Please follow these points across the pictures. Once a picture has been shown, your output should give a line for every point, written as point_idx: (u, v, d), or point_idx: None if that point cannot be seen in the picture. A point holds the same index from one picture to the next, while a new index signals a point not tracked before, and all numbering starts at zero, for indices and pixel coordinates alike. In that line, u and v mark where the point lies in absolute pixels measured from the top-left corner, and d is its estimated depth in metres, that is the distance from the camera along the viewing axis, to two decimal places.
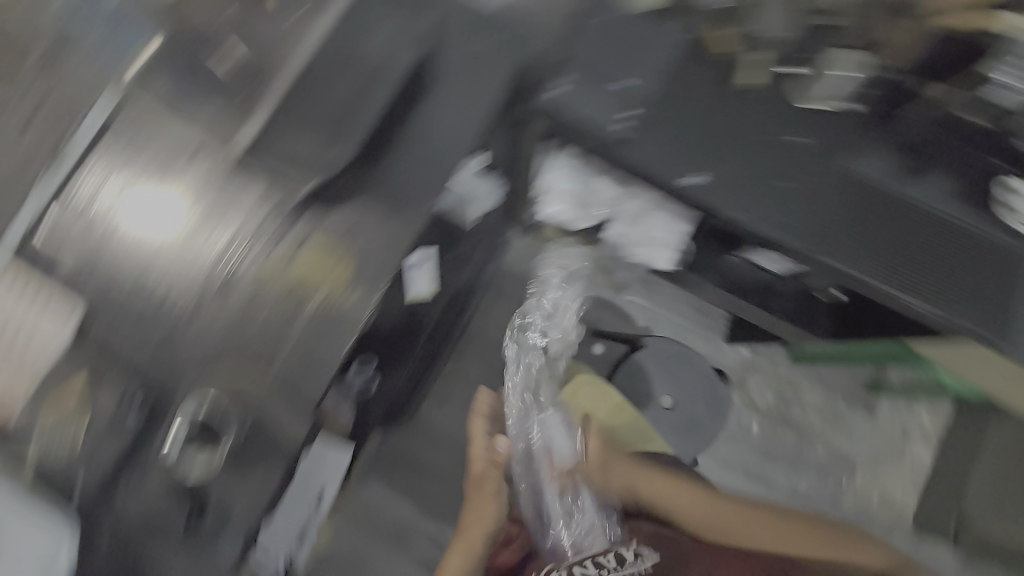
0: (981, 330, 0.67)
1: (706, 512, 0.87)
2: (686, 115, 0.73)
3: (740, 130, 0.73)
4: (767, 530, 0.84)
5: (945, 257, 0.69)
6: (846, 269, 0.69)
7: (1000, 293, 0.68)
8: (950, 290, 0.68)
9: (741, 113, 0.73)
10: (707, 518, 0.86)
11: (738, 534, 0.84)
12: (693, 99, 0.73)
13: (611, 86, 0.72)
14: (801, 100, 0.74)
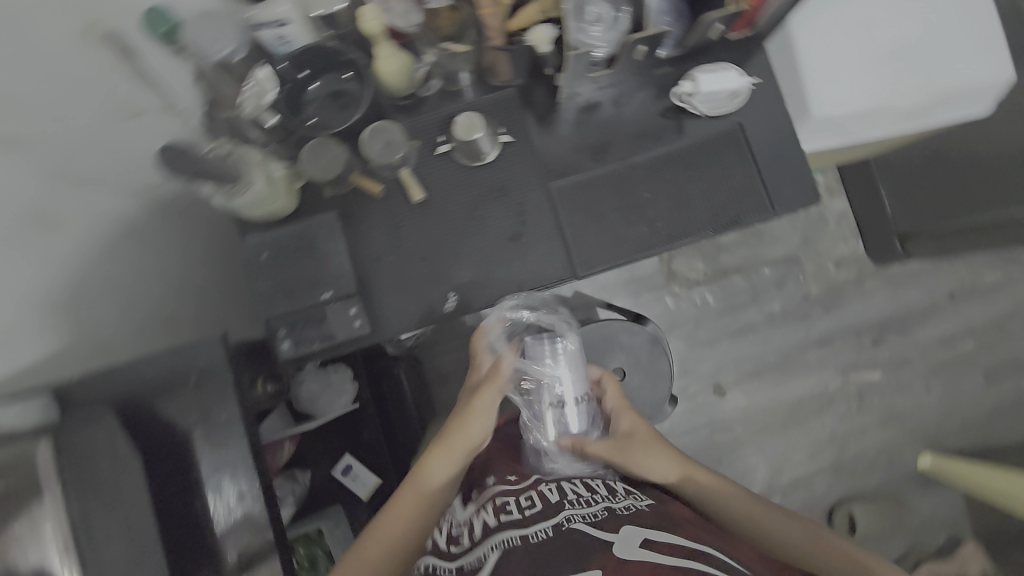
0: (761, 207, 0.71)
1: (710, 483, 0.70)
2: (401, 252, 0.71)
3: (460, 225, 0.71)
4: (788, 520, 0.66)
5: (694, 176, 0.72)
6: (565, 198, 0.72)
7: (752, 171, 0.71)
8: (717, 201, 0.72)
9: (445, 208, 0.71)
10: (711, 489, 0.69)
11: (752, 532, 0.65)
12: (392, 233, 0.70)
13: (322, 295, 0.68)
14: (482, 159, 0.71)
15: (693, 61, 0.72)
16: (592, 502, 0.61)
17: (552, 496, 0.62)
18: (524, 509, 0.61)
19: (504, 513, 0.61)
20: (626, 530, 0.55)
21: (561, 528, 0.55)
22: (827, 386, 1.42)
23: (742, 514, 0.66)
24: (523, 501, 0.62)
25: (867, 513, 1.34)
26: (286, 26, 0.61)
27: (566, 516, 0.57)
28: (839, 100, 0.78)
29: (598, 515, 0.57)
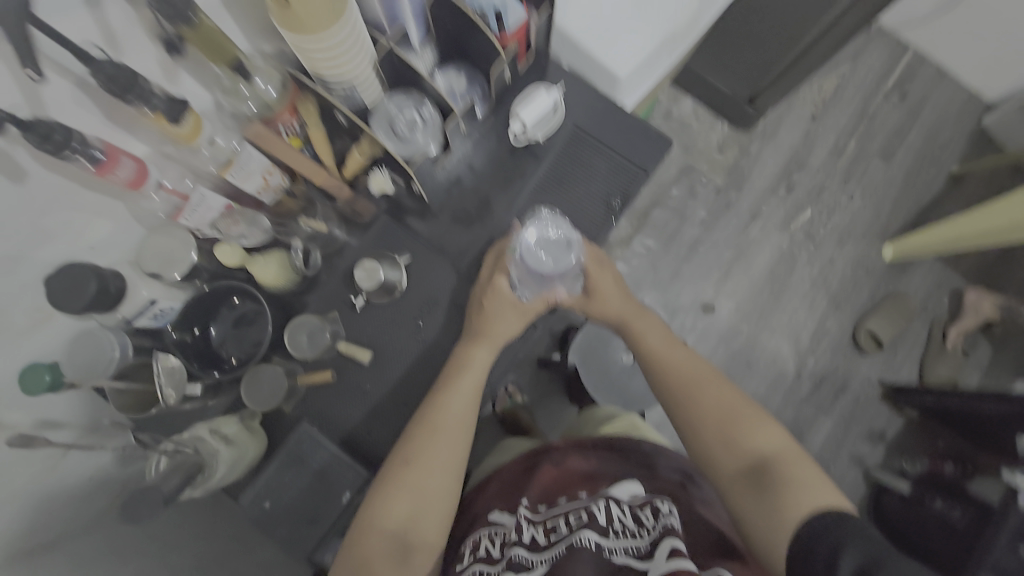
0: (635, 175, 0.78)
1: (655, 344, 0.69)
2: (383, 413, 0.70)
3: (417, 353, 0.72)
4: (726, 388, 0.63)
5: (571, 184, 0.77)
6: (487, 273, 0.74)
7: (609, 153, 0.78)
8: (601, 193, 0.78)
9: (395, 348, 0.71)
10: (655, 349, 0.69)
11: (674, 392, 0.65)
12: (365, 405, 0.70)
13: (344, 498, 0.65)
14: (398, 291, 0.72)
15: (507, 100, 0.75)
16: (640, 534, 0.50)
17: (600, 516, 0.52)
18: (571, 525, 0.52)
19: (549, 530, 0.53)
20: (666, 544, 0.47)
21: (601, 557, 0.48)
22: (782, 246, 1.52)
23: (675, 379, 0.65)
24: (570, 520, 0.53)
25: (881, 323, 1.44)
26: (157, 303, 0.61)
27: (611, 545, 0.49)
28: (625, 60, 0.86)
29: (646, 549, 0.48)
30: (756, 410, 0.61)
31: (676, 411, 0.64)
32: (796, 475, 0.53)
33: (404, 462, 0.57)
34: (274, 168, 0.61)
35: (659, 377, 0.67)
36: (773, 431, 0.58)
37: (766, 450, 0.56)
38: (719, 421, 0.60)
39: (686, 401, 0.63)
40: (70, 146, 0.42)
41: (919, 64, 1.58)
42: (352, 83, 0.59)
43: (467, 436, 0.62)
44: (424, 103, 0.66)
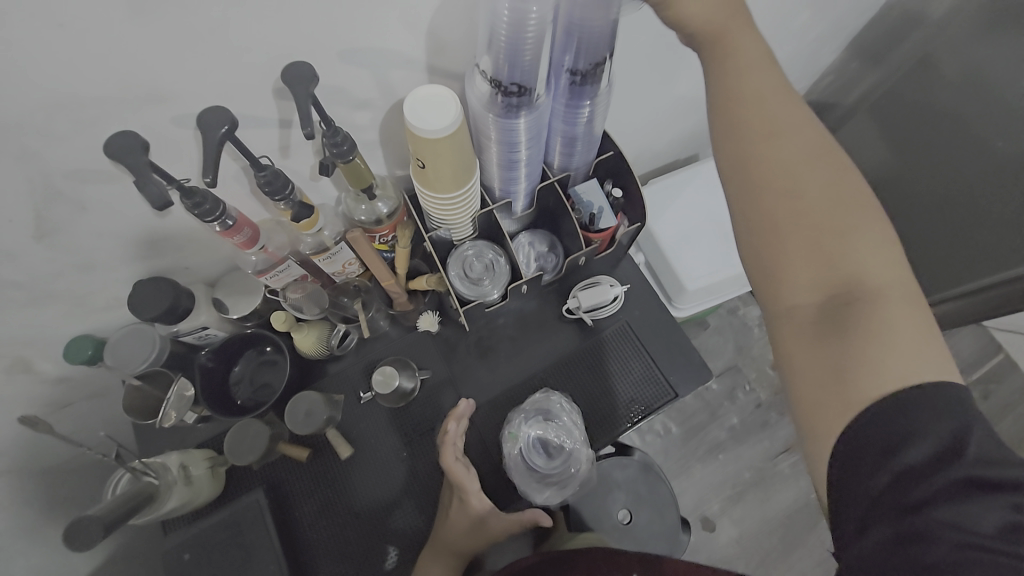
0: (663, 392, 0.78)
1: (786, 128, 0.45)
2: (331, 515, 0.69)
3: (391, 467, 0.72)
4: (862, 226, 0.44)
5: (599, 371, 0.79)
6: (494, 428, 0.75)
7: (646, 357, 0.80)
8: (626, 392, 0.78)
9: (373, 455, 0.72)
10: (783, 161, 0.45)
11: (767, 199, 0.45)
12: (324, 498, 0.69)
13: None
14: (404, 402, 0.74)
15: (575, 276, 0.82)
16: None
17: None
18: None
19: None
20: None
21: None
22: (808, 497, 1.39)
23: (795, 210, 0.44)
24: None
25: None
26: (207, 329, 0.68)
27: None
28: (696, 273, 0.93)
29: None
30: (863, 203, 0.44)
31: (782, 207, 0.44)
32: (895, 316, 0.40)
33: None
34: (355, 261, 0.70)
35: (770, 196, 0.45)
36: (890, 260, 0.42)
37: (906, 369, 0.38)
38: (829, 288, 0.42)
39: (811, 238, 0.43)
40: (214, 214, 0.51)
41: (1011, 369, 1.50)
42: (448, 227, 0.68)
43: None
44: (499, 256, 0.73)
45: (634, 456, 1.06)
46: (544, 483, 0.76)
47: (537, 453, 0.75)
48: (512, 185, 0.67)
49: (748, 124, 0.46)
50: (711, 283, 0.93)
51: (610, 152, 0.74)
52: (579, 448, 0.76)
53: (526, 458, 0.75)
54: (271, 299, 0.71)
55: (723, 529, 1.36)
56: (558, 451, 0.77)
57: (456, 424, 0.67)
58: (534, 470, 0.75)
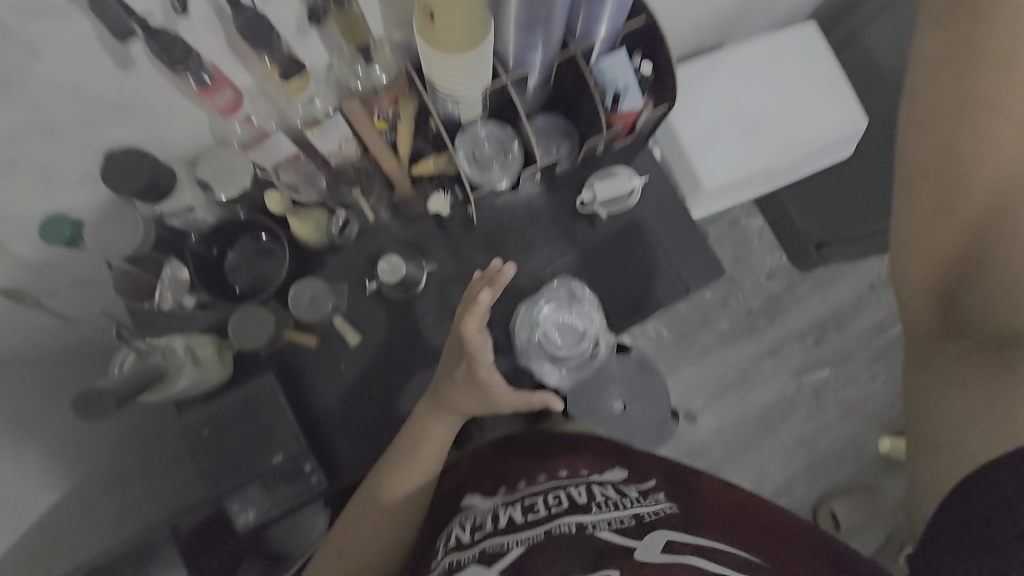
0: (674, 288, 0.77)
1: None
2: (343, 397, 0.71)
3: (400, 354, 0.72)
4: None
5: (613, 265, 0.77)
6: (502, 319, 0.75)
7: (660, 255, 0.77)
8: (637, 288, 0.77)
9: (381, 342, 0.72)
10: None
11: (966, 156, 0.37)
12: (334, 382, 0.71)
13: (275, 459, 0.66)
14: (411, 293, 0.73)
15: (590, 167, 0.76)
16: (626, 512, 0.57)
17: (581, 498, 0.59)
18: (551, 508, 0.58)
19: (530, 512, 0.58)
20: (659, 534, 0.50)
21: (585, 533, 0.51)
22: (786, 395, 1.49)
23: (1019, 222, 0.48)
24: (552, 502, 0.59)
25: (844, 508, 1.42)
26: (196, 211, 0.63)
27: (593, 521, 0.53)
28: (718, 170, 0.86)
29: (625, 523, 0.53)
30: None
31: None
32: None
33: (378, 479, 0.61)
34: (353, 139, 0.62)
35: (1017, 205, 0.48)
36: None
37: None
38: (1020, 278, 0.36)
39: (997, 245, 0.48)
40: (183, 61, 0.44)
41: None
42: (456, 101, 0.61)
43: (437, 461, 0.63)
44: (511, 139, 0.67)
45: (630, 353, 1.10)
46: (559, 365, 0.76)
47: (555, 336, 0.74)
48: (529, 51, 0.59)
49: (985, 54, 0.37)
50: (732, 183, 0.87)
51: (641, 19, 0.64)
52: (596, 330, 0.75)
53: (543, 340, 0.74)
54: (262, 179, 0.65)
55: (704, 421, 1.47)
56: (578, 336, 0.76)
57: (489, 291, 0.50)
58: (551, 354, 0.75)
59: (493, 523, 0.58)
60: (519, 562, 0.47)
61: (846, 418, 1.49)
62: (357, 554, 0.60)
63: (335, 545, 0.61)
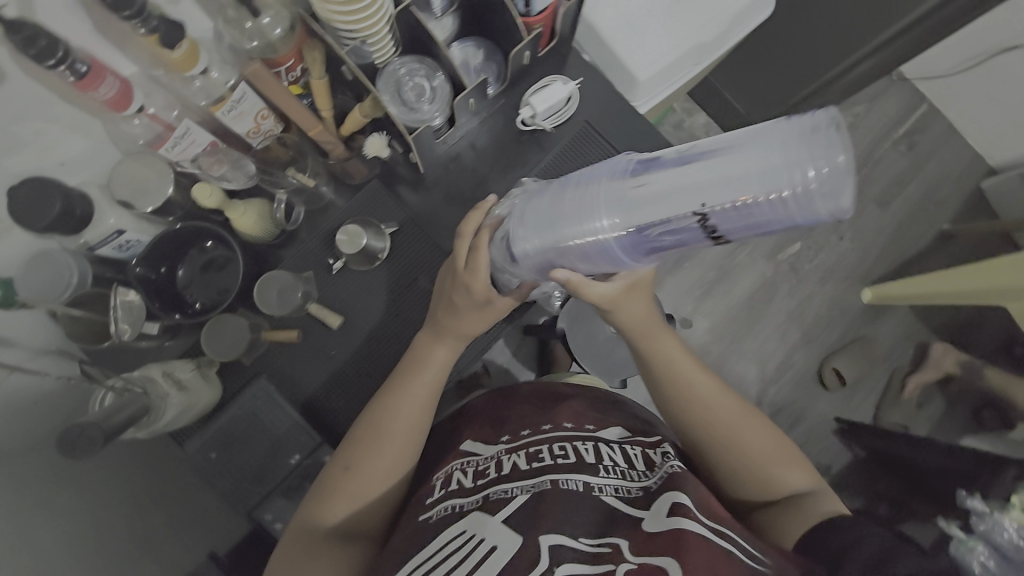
0: None
1: (672, 354, 0.55)
2: (341, 382, 0.69)
3: (387, 324, 0.70)
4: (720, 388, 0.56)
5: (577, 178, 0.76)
6: None
7: (616, 156, 0.77)
8: None
9: (362, 320, 0.70)
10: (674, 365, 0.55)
11: (741, 464, 0.53)
12: (327, 370, 0.69)
13: (293, 460, 0.64)
14: (379, 259, 0.70)
15: (522, 85, 0.73)
16: (632, 476, 0.50)
17: (590, 456, 0.52)
18: (558, 458, 0.51)
19: (537, 460, 0.51)
20: (669, 501, 0.44)
21: (592, 496, 0.47)
22: (768, 275, 1.54)
23: (702, 416, 0.54)
24: (557, 452, 0.51)
25: (846, 363, 1.50)
26: (125, 233, 0.58)
27: (600, 483, 0.48)
28: (646, 59, 0.83)
29: (634, 494, 0.48)
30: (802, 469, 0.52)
31: (713, 467, 0.54)
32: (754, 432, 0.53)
33: (376, 437, 0.54)
34: (269, 112, 0.59)
35: (687, 412, 0.54)
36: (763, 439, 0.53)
37: (800, 488, 0.51)
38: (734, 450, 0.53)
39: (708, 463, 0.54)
40: (55, 55, 0.40)
41: (932, 117, 1.59)
42: (366, 38, 0.57)
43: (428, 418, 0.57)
44: (435, 72, 0.64)
45: None
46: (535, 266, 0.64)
47: None
48: None
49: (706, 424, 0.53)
50: (664, 69, 0.85)
51: None
52: None
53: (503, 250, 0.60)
54: (188, 180, 0.60)
55: (700, 321, 1.51)
56: None
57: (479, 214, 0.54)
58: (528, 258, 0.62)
59: (497, 470, 0.51)
60: (527, 521, 0.43)
61: (828, 282, 1.56)
62: (345, 499, 0.53)
63: (315, 498, 0.53)
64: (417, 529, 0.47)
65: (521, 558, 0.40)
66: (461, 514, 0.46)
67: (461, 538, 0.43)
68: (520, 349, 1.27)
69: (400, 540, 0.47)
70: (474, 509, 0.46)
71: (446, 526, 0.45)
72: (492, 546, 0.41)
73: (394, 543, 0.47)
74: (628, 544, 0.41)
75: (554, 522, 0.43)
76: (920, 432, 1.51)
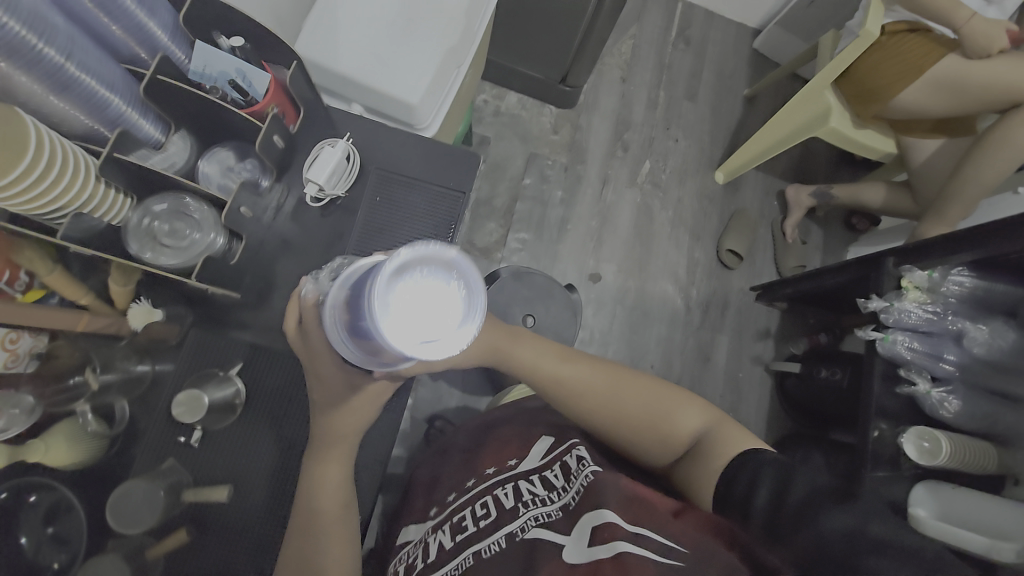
0: (456, 199, 0.77)
1: (530, 359, 0.60)
2: (266, 547, 0.61)
3: (286, 462, 0.63)
4: (588, 367, 0.61)
5: (400, 222, 0.75)
6: None
7: (425, 185, 0.77)
8: (430, 224, 0.75)
9: (258, 474, 0.63)
10: (536, 365, 0.60)
11: (644, 434, 0.58)
12: (242, 546, 0.60)
13: None
14: (239, 405, 0.63)
15: (296, 164, 0.70)
16: (551, 499, 0.52)
17: (508, 500, 0.52)
18: (480, 521, 0.51)
19: (458, 531, 0.51)
20: (588, 519, 0.45)
21: (513, 542, 0.47)
22: (637, 201, 1.63)
23: (584, 403, 0.59)
24: (479, 513, 0.52)
25: (734, 240, 1.64)
26: None
27: (521, 524, 0.49)
28: (409, 82, 0.83)
29: (555, 519, 0.49)
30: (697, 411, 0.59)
31: (614, 437, 0.59)
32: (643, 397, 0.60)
33: None
34: (18, 331, 0.51)
35: (570, 405, 0.59)
36: (655, 401, 0.60)
37: (695, 429, 0.58)
38: (633, 423, 0.58)
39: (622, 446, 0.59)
40: None
41: (690, 10, 1.78)
42: (79, 208, 0.51)
43: (345, 538, 0.56)
44: (189, 202, 0.59)
45: (500, 276, 1.16)
46: None
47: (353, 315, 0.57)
48: (103, 105, 0.52)
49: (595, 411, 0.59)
50: (432, 84, 0.85)
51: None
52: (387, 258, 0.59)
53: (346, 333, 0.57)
54: None
55: (605, 269, 1.57)
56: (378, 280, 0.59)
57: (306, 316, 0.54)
58: None
59: (423, 558, 0.51)
60: None
61: (685, 182, 1.69)
62: None
63: None
64: None
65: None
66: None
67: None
68: (464, 385, 1.24)
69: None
70: None
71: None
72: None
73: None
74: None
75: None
76: (814, 264, 1.69)
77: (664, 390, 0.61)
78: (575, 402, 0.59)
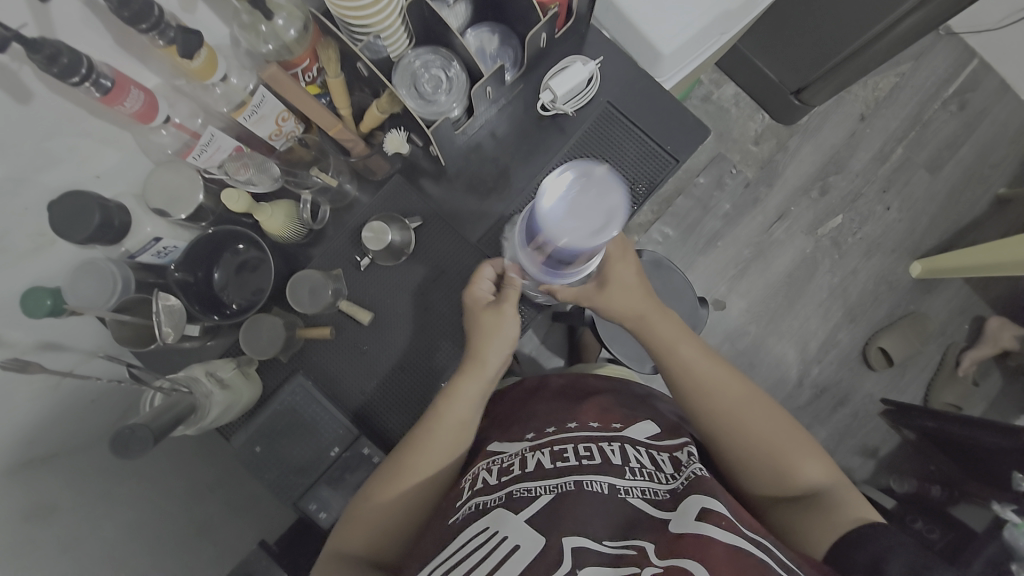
0: (664, 162, 0.76)
1: (671, 337, 0.61)
2: (378, 376, 0.70)
3: (419, 319, 0.71)
4: (721, 370, 0.60)
5: (599, 157, 0.75)
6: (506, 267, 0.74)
7: (641, 135, 0.76)
8: (624, 175, 0.76)
9: (394, 316, 0.71)
10: (676, 344, 0.61)
11: (760, 459, 0.56)
12: (363, 362, 0.70)
13: (333, 452, 0.66)
14: (405, 253, 0.71)
15: (539, 68, 0.71)
16: (659, 478, 0.54)
17: (615, 457, 0.55)
18: (583, 459, 0.55)
19: (559, 462, 0.55)
20: (694, 504, 0.48)
21: (619, 497, 0.50)
22: (803, 252, 1.46)
23: (707, 403, 0.59)
24: (581, 455, 0.55)
25: (894, 341, 1.41)
26: (162, 240, 0.61)
27: (626, 485, 0.52)
28: (672, 27, 0.78)
29: (660, 497, 0.51)
30: (825, 466, 0.56)
31: (724, 449, 0.58)
32: (770, 428, 0.57)
33: (395, 473, 0.57)
34: (289, 113, 0.59)
35: (693, 397, 0.59)
36: (781, 432, 0.57)
37: (817, 483, 0.54)
38: (753, 446, 0.56)
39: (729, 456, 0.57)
40: (79, 71, 0.42)
41: (985, 72, 1.46)
42: (380, 33, 0.57)
43: (454, 456, 0.59)
44: (452, 62, 0.62)
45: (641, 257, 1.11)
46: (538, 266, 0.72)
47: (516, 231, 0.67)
48: None
49: (717, 411, 0.58)
50: (692, 39, 0.79)
51: None
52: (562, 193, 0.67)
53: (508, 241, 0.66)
54: (216, 186, 0.62)
55: (732, 302, 1.45)
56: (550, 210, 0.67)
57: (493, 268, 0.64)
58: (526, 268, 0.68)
59: (521, 466, 0.55)
60: (547, 521, 0.47)
61: (871, 257, 1.46)
62: (369, 529, 0.55)
63: (345, 525, 0.56)
64: (445, 528, 0.51)
65: (546, 554, 0.44)
66: (487, 510, 0.50)
67: (484, 533, 0.47)
68: (550, 336, 1.26)
69: (429, 542, 0.51)
70: (497, 506, 0.50)
71: (473, 521, 0.50)
72: (515, 545, 0.45)
73: (426, 544, 0.51)
74: (653, 546, 0.45)
75: (576, 522, 0.47)
76: (974, 411, 1.42)
77: (796, 434, 0.58)
78: (695, 392, 0.59)
